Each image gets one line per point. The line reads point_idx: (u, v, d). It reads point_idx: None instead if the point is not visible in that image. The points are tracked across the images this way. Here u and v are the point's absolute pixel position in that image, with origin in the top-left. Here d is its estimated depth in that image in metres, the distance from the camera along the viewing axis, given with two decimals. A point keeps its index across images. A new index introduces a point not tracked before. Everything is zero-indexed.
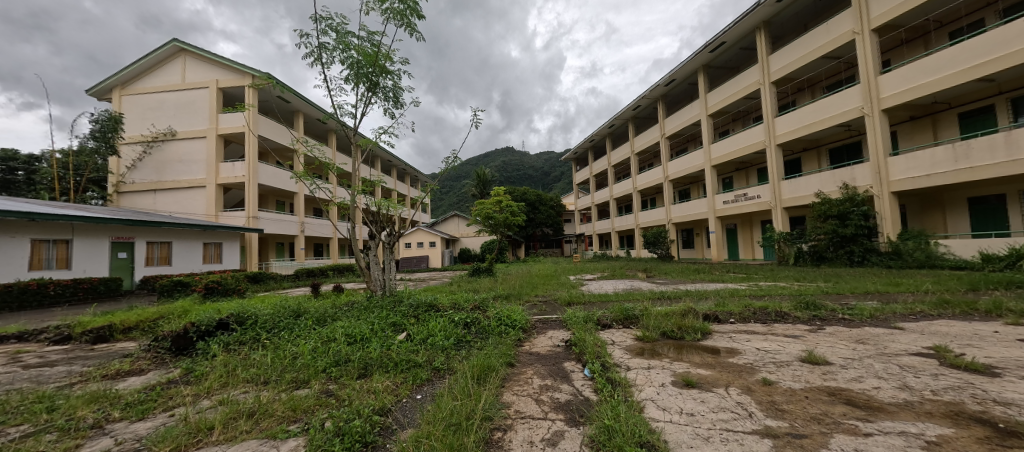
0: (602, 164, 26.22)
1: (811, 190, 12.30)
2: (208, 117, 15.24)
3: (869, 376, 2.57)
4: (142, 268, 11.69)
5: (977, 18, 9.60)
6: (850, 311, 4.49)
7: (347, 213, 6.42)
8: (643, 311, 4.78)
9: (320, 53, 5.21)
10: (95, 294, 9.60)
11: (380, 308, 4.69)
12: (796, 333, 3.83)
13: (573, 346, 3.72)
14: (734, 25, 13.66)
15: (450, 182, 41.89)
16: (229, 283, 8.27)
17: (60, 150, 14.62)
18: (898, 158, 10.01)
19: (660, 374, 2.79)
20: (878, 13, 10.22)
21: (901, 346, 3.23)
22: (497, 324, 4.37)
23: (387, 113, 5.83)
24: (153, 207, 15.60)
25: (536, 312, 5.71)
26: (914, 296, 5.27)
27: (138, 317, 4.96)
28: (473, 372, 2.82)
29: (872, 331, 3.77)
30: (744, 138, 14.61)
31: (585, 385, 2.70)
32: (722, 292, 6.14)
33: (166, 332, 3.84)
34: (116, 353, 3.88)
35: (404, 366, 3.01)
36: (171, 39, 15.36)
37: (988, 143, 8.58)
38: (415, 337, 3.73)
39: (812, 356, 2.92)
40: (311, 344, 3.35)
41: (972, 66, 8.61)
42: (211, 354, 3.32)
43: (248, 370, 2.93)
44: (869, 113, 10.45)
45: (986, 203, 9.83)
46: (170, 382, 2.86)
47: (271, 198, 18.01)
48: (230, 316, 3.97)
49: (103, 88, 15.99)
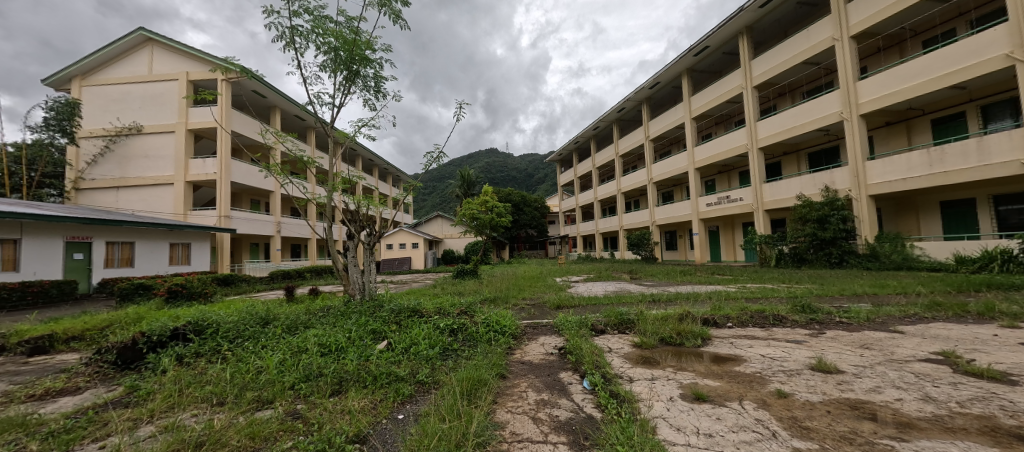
0: (587, 165, 26.23)
1: (792, 192, 12.49)
2: (177, 110, 14.38)
3: (887, 386, 2.42)
4: (102, 270, 10.84)
5: (949, 27, 9.89)
6: (847, 314, 4.40)
7: (323, 211, 5.98)
8: (638, 316, 4.58)
9: (293, 37, 4.83)
10: (46, 298, 8.81)
11: (358, 314, 4.33)
12: (797, 338, 3.68)
13: (568, 354, 3.46)
14: (717, 30, 13.83)
15: (434, 182, 41.43)
16: (195, 286, 7.68)
17: (12, 143, 13.58)
18: (876, 162, 10.23)
19: (666, 387, 2.55)
20: (857, 20, 10.43)
21: (908, 352, 3.13)
22: (486, 331, 4.08)
23: (367, 104, 5.44)
24: (115, 205, 14.60)
25: (526, 316, 5.46)
26: (906, 298, 5.26)
27: (84, 326, 4.42)
28: (463, 387, 2.53)
29: (874, 335, 3.68)
30: (727, 141, 14.76)
31: (586, 399, 2.46)
32: (717, 295, 6.01)
33: (112, 343, 3.34)
34: (53, 367, 3.31)
35: (384, 381, 2.68)
36: (137, 27, 14.46)
37: (961, 148, 8.79)
38: (397, 346, 3.40)
39: (823, 365, 2.75)
40: (279, 357, 2.96)
41: (947, 73, 8.83)
42: (161, 369, 2.87)
43: (203, 388, 2.55)
44: (848, 118, 10.63)
45: (957, 207, 10.17)
46: (109, 404, 2.42)
47: (245, 197, 17.15)
48: (187, 325, 3.51)
49: (61, 78, 14.92)
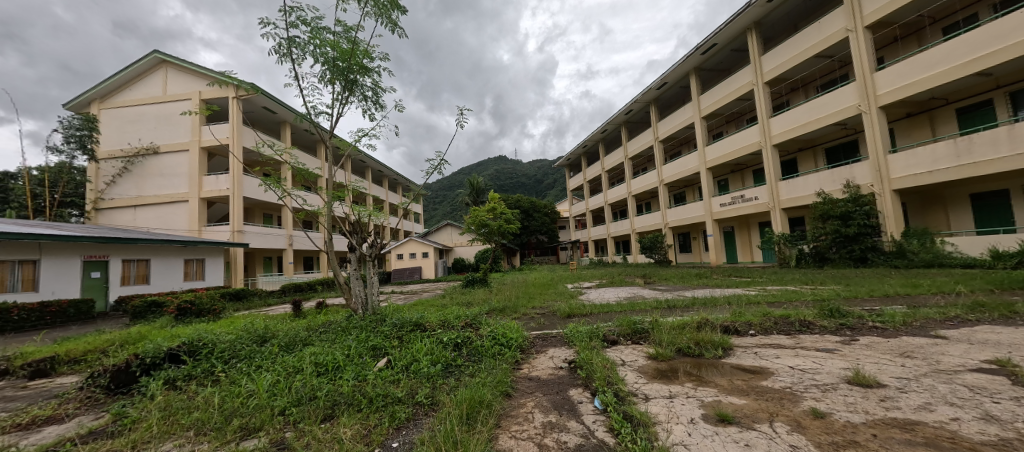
0: (596, 169, 25.96)
1: (810, 190, 12.01)
2: (191, 130, 14.71)
3: (939, 403, 2.15)
4: (118, 287, 11.01)
5: (971, 12, 9.48)
6: (881, 318, 4.08)
7: (324, 223, 5.87)
8: (652, 324, 4.33)
9: (290, 48, 4.80)
10: (64, 318, 8.93)
11: (359, 329, 4.17)
12: (828, 346, 3.40)
13: (578, 369, 3.24)
14: (725, 27, 13.54)
15: (443, 192, 41.80)
16: (205, 302, 7.71)
17: (35, 167, 14.22)
18: (898, 155, 9.75)
19: (686, 406, 2.32)
20: (871, 10, 10.06)
21: (955, 360, 2.83)
22: (492, 344, 3.88)
23: (366, 114, 5.36)
24: (133, 224, 14.94)
25: (535, 327, 5.26)
26: (945, 298, 4.87)
27: (85, 347, 4.37)
28: (462, 410, 2.33)
29: (913, 342, 3.37)
30: (739, 140, 14.34)
31: (598, 422, 2.24)
32: (736, 299, 5.71)
33: (106, 366, 3.24)
34: (48, 393, 3.21)
35: (379, 403, 2.50)
36: (152, 50, 14.88)
37: (990, 136, 8.33)
38: (397, 363, 3.24)
39: (861, 378, 2.48)
40: (272, 379, 2.81)
41: (972, 59, 8.38)
42: (151, 393, 2.75)
43: (190, 415, 2.41)
44: (866, 111, 10.19)
45: (989, 199, 9.61)
46: (92, 434, 2.29)
47: (257, 211, 17.40)
48: (182, 346, 3.41)
49: (80, 102, 15.42)
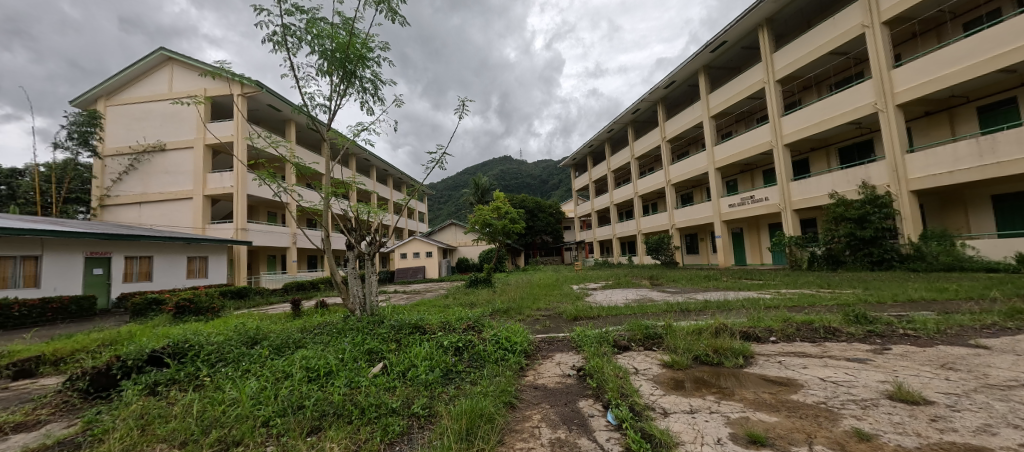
0: (602, 169, 25.59)
1: (824, 190, 11.62)
2: (195, 127, 14.63)
3: (1000, 425, 1.90)
4: (120, 284, 10.94)
5: (994, 6, 9.13)
6: (912, 325, 3.80)
7: (321, 220, 5.68)
8: (666, 329, 4.06)
9: (286, 37, 4.62)
10: (65, 314, 8.87)
11: (355, 331, 3.97)
12: (859, 356, 3.13)
13: (588, 378, 3.00)
14: (736, 24, 13.22)
15: (448, 192, 41.68)
16: (203, 301, 7.56)
17: (43, 163, 14.28)
18: (916, 154, 9.39)
19: (711, 424, 2.08)
20: (888, 5, 9.73)
21: (1004, 374, 2.56)
22: (494, 349, 3.65)
23: (365, 106, 5.16)
24: (138, 220, 14.92)
25: (540, 330, 5.03)
26: (979, 305, 4.56)
27: (73, 348, 4.20)
28: (462, 426, 2.09)
29: (953, 352, 3.10)
30: (750, 138, 13.95)
31: (612, 440, 2.02)
32: (752, 303, 5.44)
33: (87, 368, 3.06)
34: (25, 396, 3.04)
35: (372, 415, 2.29)
36: (158, 48, 14.83)
37: (1015, 135, 7.98)
38: (394, 369, 3.03)
39: (904, 393, 2.24)
40: (258, 385, 2.62)
41: (998, 54, 8.00)
42: (129, 399, 2.57)
43: (166, 424, 2.22)
44: (882, 109, 9.83)
45: (1011, 201, 9.23)
46: (61, 443, 2.11)
47: (261, 209, 17.32)
48: (166, 348, 3.23)
49: (87, 99, 15.41)
